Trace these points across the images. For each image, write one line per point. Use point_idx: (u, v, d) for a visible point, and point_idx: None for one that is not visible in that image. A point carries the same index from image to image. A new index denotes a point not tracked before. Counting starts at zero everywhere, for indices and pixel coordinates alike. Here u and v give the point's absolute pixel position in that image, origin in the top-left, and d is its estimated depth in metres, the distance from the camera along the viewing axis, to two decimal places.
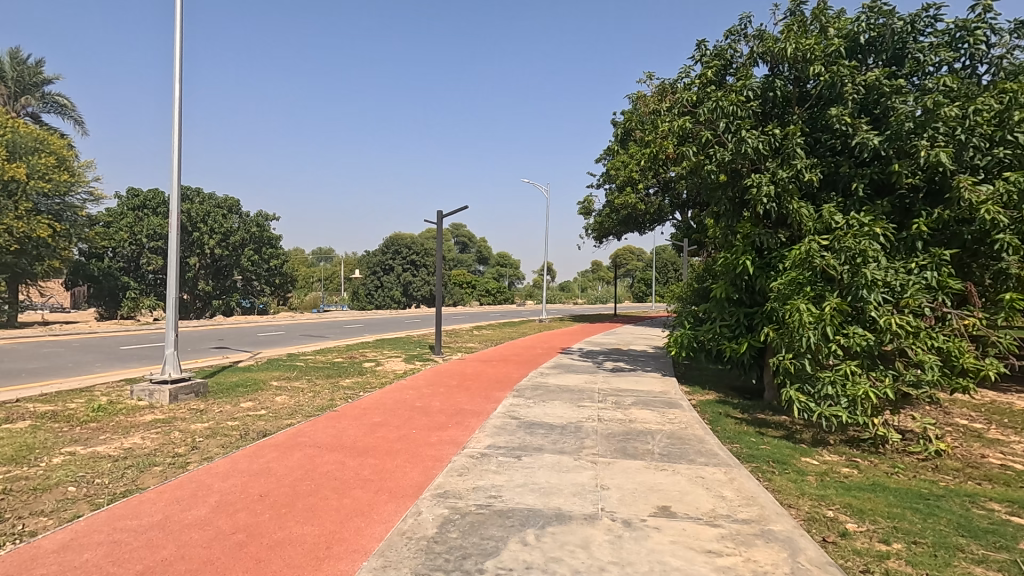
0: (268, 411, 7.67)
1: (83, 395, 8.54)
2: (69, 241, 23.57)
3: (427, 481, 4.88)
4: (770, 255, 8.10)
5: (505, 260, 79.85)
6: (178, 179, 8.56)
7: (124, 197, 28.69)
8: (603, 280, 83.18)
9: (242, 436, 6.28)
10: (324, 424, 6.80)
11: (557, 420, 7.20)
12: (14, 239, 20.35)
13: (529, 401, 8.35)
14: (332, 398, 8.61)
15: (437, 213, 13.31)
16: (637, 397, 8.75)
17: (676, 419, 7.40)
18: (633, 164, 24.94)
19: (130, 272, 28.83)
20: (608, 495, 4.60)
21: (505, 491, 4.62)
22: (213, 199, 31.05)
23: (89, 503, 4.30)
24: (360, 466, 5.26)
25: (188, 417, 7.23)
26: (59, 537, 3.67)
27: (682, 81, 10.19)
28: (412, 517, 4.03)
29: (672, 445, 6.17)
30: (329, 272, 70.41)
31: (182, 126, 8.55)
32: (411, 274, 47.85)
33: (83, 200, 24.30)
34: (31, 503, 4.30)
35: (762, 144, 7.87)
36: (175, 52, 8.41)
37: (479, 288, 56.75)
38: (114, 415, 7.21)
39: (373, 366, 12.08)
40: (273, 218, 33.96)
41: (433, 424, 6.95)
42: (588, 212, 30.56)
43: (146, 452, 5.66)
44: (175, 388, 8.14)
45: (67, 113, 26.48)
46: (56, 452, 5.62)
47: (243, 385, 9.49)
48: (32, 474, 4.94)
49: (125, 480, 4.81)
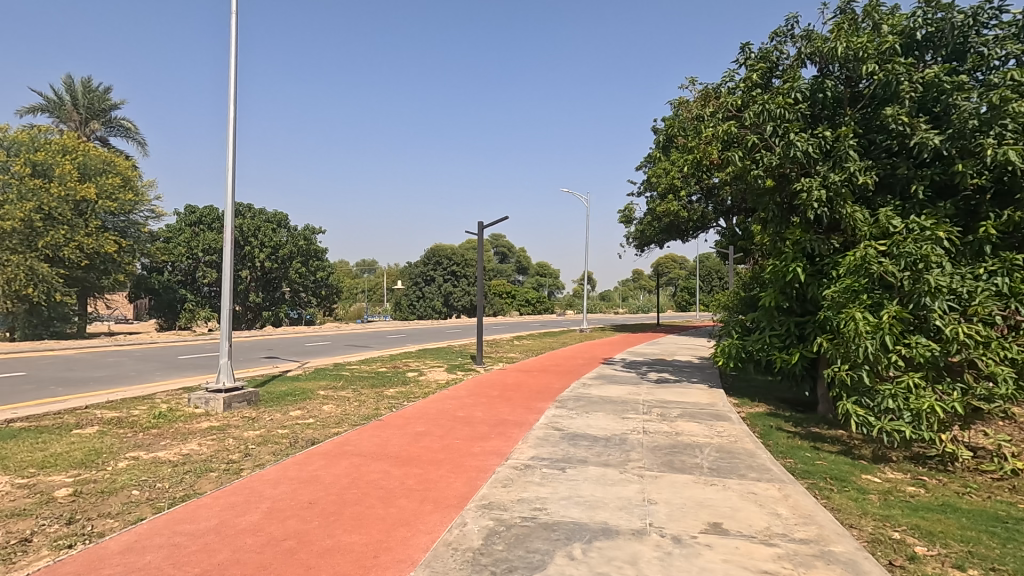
0: (316, 419, 7.85)
1: (145, 402, 8.98)
2: (133, 256, 24.95)
3: (471, 491, 4.88)
4: (822, 262, 7.76)
5: (544, 270, 80.00)
6: (232, 195, 8.96)
7: (182, 214, 30.11)
8: (644, 289, 81.98)
9: (292, 444, 6.45)
10: (369, 433, 6.93)
11: (600, 432, 7.08)
12: (84, 255, 21.89)
13: (572, 413, 8.23)
14: (376, 407, 8.76)
15: (479, 224, 13.50)
16: (683, 410, 8.50)
17: (725, 432, 7.17)
18: (675, 170, 24.44)
19: (188, 284, 30.26)
20: (656, 510, 4.48)
21: (550, 503, 4.56)
22: (264, 214, 32.38)
23: (151, 507, 4.49)
24: (404, 475, 5.31)
25: (241, 425, 7.48)
26: (124, 539, 3.84)
27: (726, 85, 10.00)
28: (458, 528, 4.02)
29: (722, 459, 5.97)
30: (373, 282, 72.04)
31: (236, 143, 8.95)
32: (451, 284, 48.41)
33: (145, 217, 25.73)
34: (100, 505, 4.54)
35: (812, 147, 7.61)
36: (230, 76, 8.87)
37: (519, 298, 56.81)
38: (173, 423, 7.53)
39: (416, 376, 12.17)
40: (319, 231, 34.95)
41: (475, 434, 6.94)
42: (629, 221, 30.17)
43: (203, 458, 5.89)
44: (228, 397, 8.46)
45: (132, 136, 28.16)
46: (122, 456, 5.92)
47: (292, 394, 9.77)
48: (100, 477, 5.21)
49: (184, 485, 5.01)
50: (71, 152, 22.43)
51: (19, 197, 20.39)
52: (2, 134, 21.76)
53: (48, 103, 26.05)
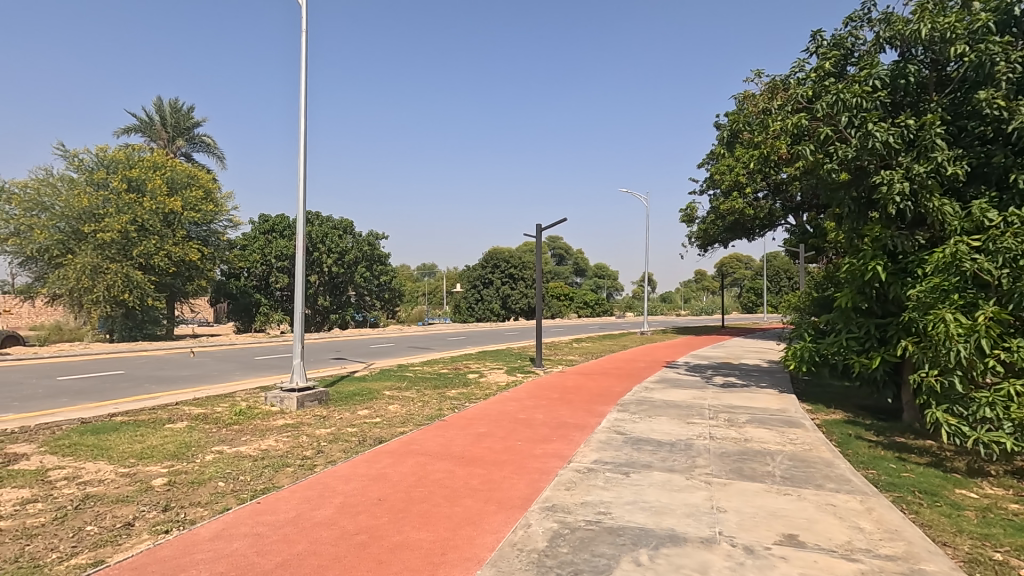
0: (383, 419, 8.13)
1: (227, 399, 9.59)
2: (213, 263, 26.72)
3: (535, 493, 4.90)
4: (906, 260, 7.26)
5: (603, 272, 79.05)
6: (303, 203, 9.42)
7: (257, 222, 31.96)
8: (707, 290, 79.35)
9: (361, 442, 6.71)
10: (433, 433, 7.09)
11: (664, 436, 6.92)
12: (172, 263, 23.67)
13: (634, 417, 8.09)
14: (439, 408, 8.95)
15: (537, 227, 13.55)
16: (752, 416, 8.16)
17: (798, 440, 6.83)
18: (740, 167, 23.56)
19: (262, 289, 32.06)
20: (726, 518, 4.33)
21: (614, 507, 4.51)
22: (331, 221, 33.84)
23: (235, 498, 4.80)
24: (468, 475, 5.40)
25: (313, 423, 7.85)
26: (213, 526, 4.12)
27: (795, 76, 9.56)
28: (523, 529, 4.05)
29: (796, 468, 5.68)
30: (433, 286, 73.63)
31: (306, 153, 9.41)
32: (509, 286, 48.68)
33: (224, 226, 27.51)
34: (191, 494, 4.89)
35: (893, 137, 7.14)
36: (301, 91, 9.34)
37: (577, 300, 56.39)
38: (252, 419, 8.01)
39: (477, 378, 12.34)
40: (382, 237, 36.13)
41: (536, 437, 6.96)
42: (691, 220, 29.33)
43: (280, 453, 6.23)
44: (301, 396, 8.91)
45: (213, 150, 30.18)
46: (208, 450, 6.36)
47: (360, 394, 10.14)
48: (190, 469, 5.63)
49: (264, 479, 5.33)
50: (161, 168, 24.30)
51: (116, 210, 22.29)
52: (103, 153, 23.80)
53: (141, 123, 28.34)
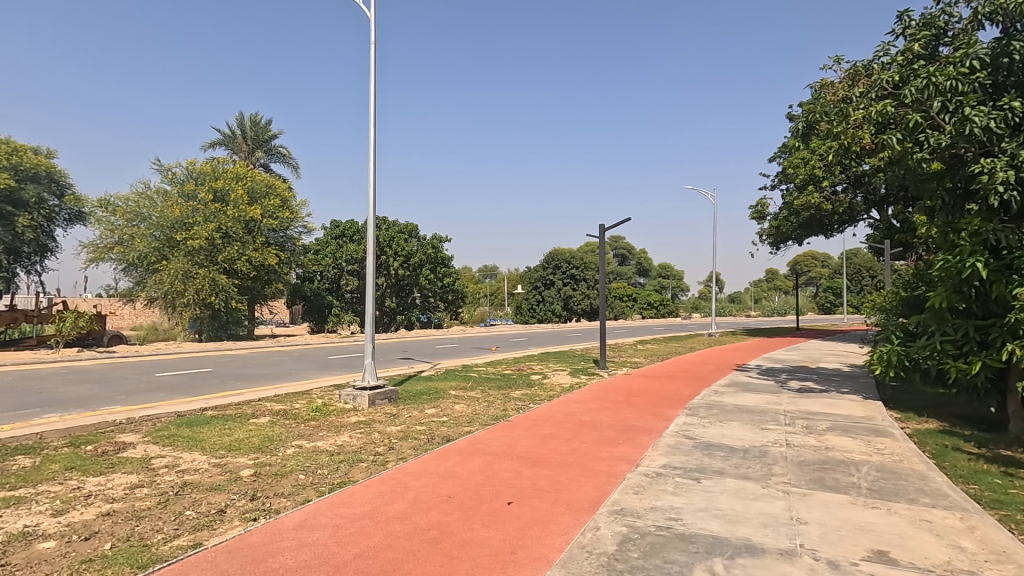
0: (449, 418, 8.31)
1: (304, 396, 10.12)
2: (289, 267, 28.27)
3: (602, 496, 4.85)
4: (1011, 255, 6.62)
5: (667, 271, 77.06)
6: (373, 208, 9.81)
7: (329, 228, 33.54)
8: (780, 290, 75.57)
9: (429, 440, 6.89)
10: (499, 433, 7.18)
11: (737, 442, 6.66)
12: (252, 267, 25.26)
13: (704, 421, 7.83)
14: (504, 409, 9.04)
15: (600, 227, 13.41)
16: (834, 423, 7.70)
17: (886, 450, 6.38)
18: (815, 159, 22.30)
19: (334, 292, 33.57)
20: (807, 530, 4.11)
21: (686, 514, 4.39)
22: (396, 225, 34.97)
23: (315, 490, 5.06)
24: (535, 475, 5.43)
25: (384, 420, 8.15)
26: (296, 516, 4.37)
27: (878, 60, 8.97)
28: (592, 532, 4.02)
29: (885, 480, 5.31)
30: (495, 287, 74.44)
31: (375, 160, 9.79)
32: (571, 288, 48.38)
33: (299, 232, 29.06)
34: (275, 485, 5.21)
35: (995, 122, 6.55)
36: (370, 100, 9.73)
37: (641, 301, 55.23)
38: (328, 416, 8.42)
39: (541, 380, 12.34)
40: (445, 239, 36.94)
41: (603, 439, 6.89)
42: (762, 216, 28.07)
43: (354, 449, 6.52)
44: (372, 394, 9.26)
45: (288, 161, 31.96)
46: (289, 444, 6.74)
47: (427, 393, 10.42)
48: (274, 461, 5.99)
49: (340, 473, 5.59)
50: (243, 178, 25.98)
51: (204, 219, 24.05)
52: (192, 167, 25.73)
53: (224, 137, 30.40)
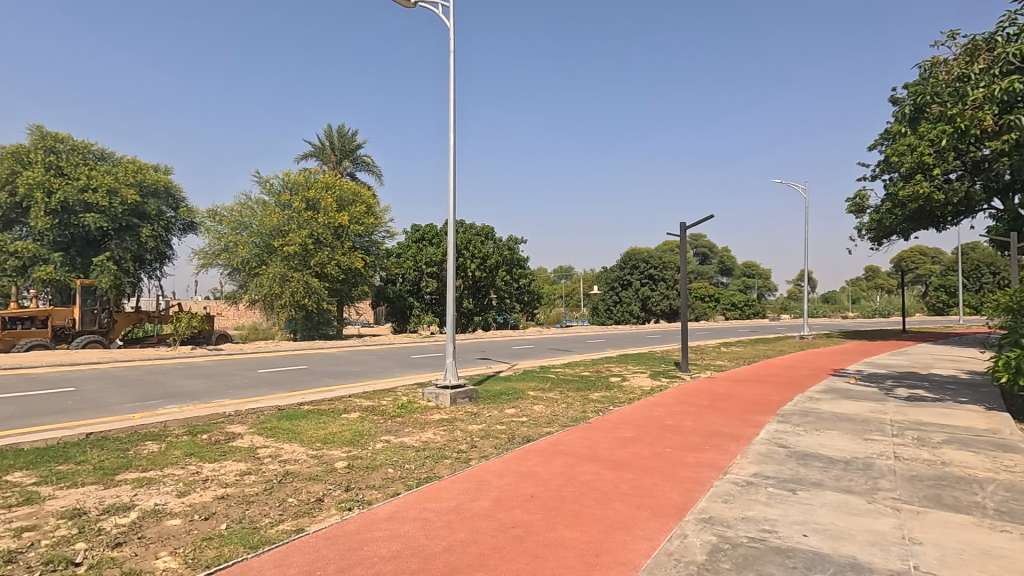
0: (529, 418, 8.37)
1: (390, 394, 10.58)
2: (374, 271, 29.64)
3: (689, 503, 4.70)
4: None
5: (752, 270, 73.25)
6: (453, 211, 10.08)
7: (410, 233, 34.84)
8: (882, 289, 69.50)
9: (510, 440, 6.98)
10: (579, 435, 7.14)
11: (837, 453, 6.21)
12: (341, 271, 26.75)
13: (798, 429, 7.36)
14: (583, 410, 8.97)
15: (680, 224, 13.00)
16: (950, 436, 6.98)
17: (1016, 467, 5.70)
18: (924, 145, 20.34)
19: (415, 293, 34.77)
20: (922, 551, 3.76)
21: (781, 526, 4.15)
22: (473, 228, 35.71)
23: (403, 484, 5.28)
24: (618, 479, 5.35)
25: (466, 419, 8.35)
26: (387, 508, 4.58)
27: (1003, 31, 8.06)
28: (679, 539, 3.91)
29: (1016, 500, 4.75)
30: (570, 288, 74.06)
31: (455, 164, 10.06)
32: (649, 288, 47.14)
33: (382, 237, 30.41)
34: (367, 478, 5.49)
35: None
36: (450, 106, 9.99)
37: (724, 301, 52.82)
38: (412, 413, 8.75)
39: (619, 382, 12.14)
40: (521, 241, 37.24)
41: (687, 444, 6.66)
42: (861, 209, 25.99)
43: (439, 446, 6.73)
44: (454, 393, 9.52)
45: (372, 169, 33.56)
46: (378, 439, 7.07)
47: (506, 393, 10.56)
48: (365, 455, 6.32)
49: (426, 468, 5.79)
50: (332, 187, 27.55)
51: (297, 227, 25.77)
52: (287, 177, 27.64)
53: (314, 149, 32.41)
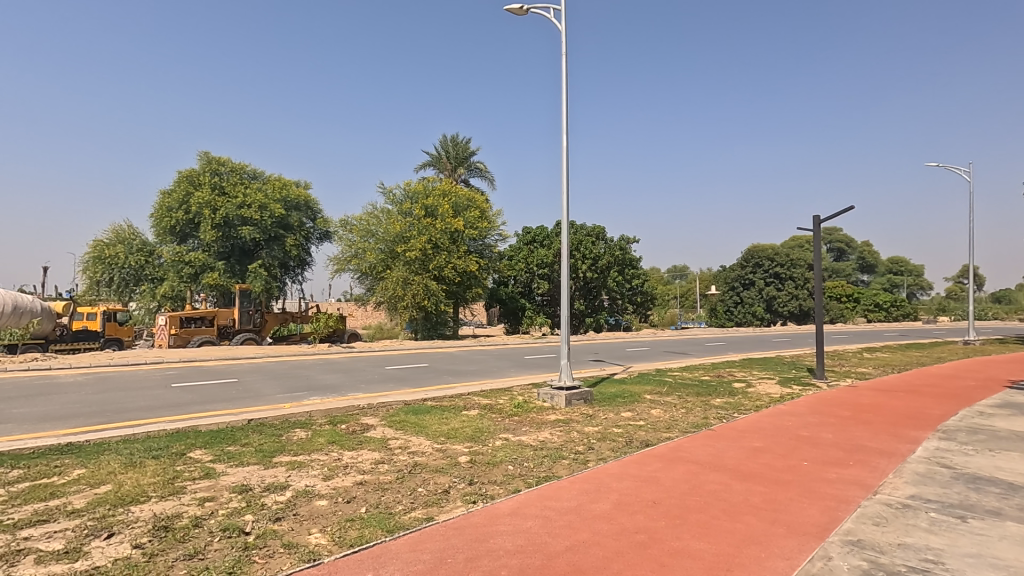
0: (647, 423, 8.13)
1: (506, 393, 10.85)
2: (487, 273, 30.61)
3: (832, 523, 4.29)
4: None
5: (900, 266, 65.11)
6: (566, 213, 10.09)
7: (522, 235, 35.50)
8: None
9: (628, 443, 6.84)
10: (702, 442, 6.81)
11: (1019, 478, 5.31)
12: (456, 273, 27.95)
13: (966, 448, 6.41)
14: (705, 416, 8.54)
15: (815, 217, 11.92)
16: None
17: None
18: None
19: (526, 295, 35.31)
20: None
21: (949, 557, 3.64)
22: (584, 228, 35.51)
23: (524, 481, 5.40)
24: (748, 491, 5.02)
25: (582, 420, 8.31)
26: (510, 503, 4.71)
27: None
28: (822, 561, 3.58)
29: None
30: (686, 288, 70.91)
31: (567, 165, 10.07)
32: (775, 287, 43.70)
33: (496, 240, 31.31)
34: (489, 473, 5.68)
35: None
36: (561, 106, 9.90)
37: (865, 302, 47.45)
38: (529, 412, 8.90)
39: (744, 388, 11.38)
40: (634, 240, 36.38)
41: (827, 458, 6.08)
42: None
43: (556, 446, 6.78)
44: (569, 394, 9.53)
45: (485, 174, 34.71)
46: (497, 436, 7.30)
47: (621, 396, 10.36)
48: (486, 451, 6.54)
49: (545, 467, 5.86)
50: (449, 194, 28.89)
51: (417, 233, 27.36)
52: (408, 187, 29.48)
53: (432, 158, 34.21)
